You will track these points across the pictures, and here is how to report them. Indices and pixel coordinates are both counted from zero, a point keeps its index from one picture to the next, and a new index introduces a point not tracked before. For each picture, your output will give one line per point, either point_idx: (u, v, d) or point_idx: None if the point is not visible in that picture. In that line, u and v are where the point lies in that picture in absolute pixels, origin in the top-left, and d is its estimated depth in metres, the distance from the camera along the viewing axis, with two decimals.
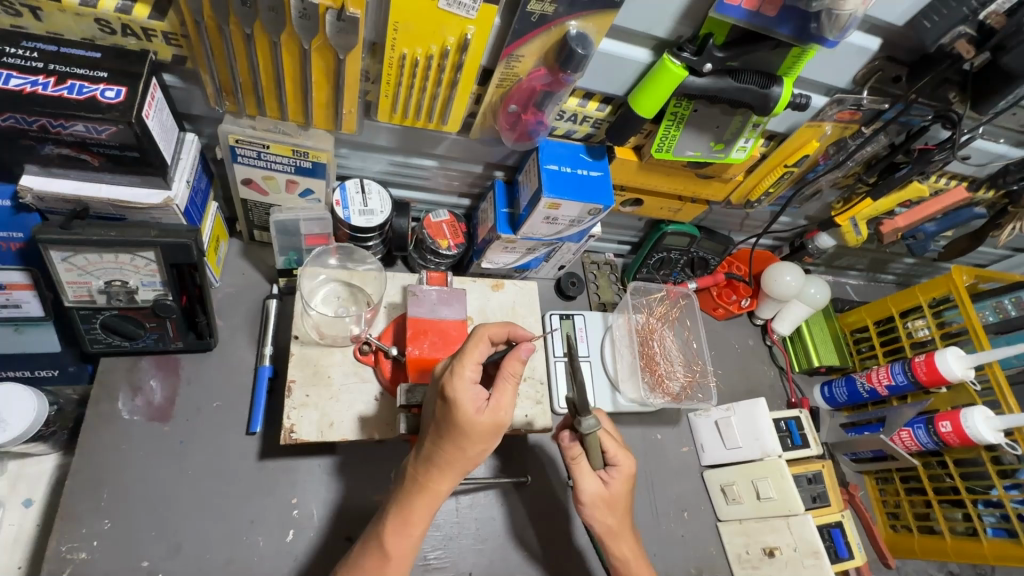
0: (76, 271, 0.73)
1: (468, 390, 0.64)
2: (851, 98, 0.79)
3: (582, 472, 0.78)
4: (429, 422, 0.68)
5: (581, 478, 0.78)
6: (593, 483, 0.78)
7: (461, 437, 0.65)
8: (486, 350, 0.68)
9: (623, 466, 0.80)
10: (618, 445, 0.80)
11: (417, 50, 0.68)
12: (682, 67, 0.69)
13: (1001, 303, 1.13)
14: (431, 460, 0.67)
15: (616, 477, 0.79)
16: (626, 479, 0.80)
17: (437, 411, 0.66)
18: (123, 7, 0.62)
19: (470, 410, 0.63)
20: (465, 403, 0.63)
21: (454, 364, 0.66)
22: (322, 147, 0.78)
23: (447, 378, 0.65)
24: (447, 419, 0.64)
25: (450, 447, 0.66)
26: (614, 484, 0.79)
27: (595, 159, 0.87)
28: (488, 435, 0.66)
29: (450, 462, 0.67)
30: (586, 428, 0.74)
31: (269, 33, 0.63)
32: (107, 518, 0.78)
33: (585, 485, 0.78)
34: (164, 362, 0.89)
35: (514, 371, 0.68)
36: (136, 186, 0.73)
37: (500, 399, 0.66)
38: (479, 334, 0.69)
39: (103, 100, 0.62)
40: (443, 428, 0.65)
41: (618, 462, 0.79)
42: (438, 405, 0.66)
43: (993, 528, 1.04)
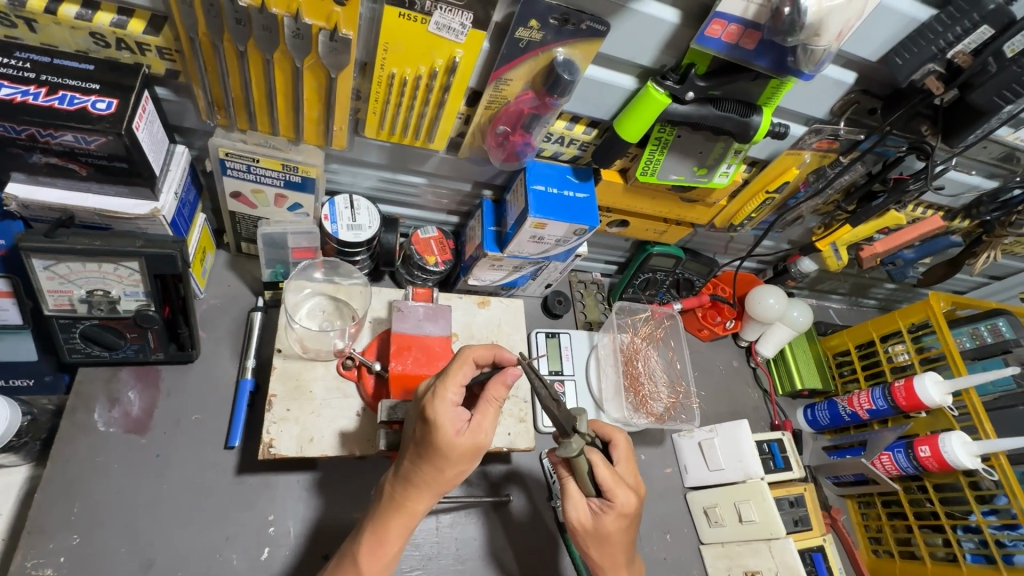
0: (57, 279, 0.72)
1: (448, 411, 0.64)
2: (829, 128, 0.83)
3: (570, 496, 0.77)
4: (408, 442, 0.68)
5: (567, 501, 0.77)
6: (580, 509, 0.77)
7: (439, 459, 0.64)
8: (469, 373, 0.68)
9: (619, 503, 0.75)
10: (615, 479, 0.75)
11: (407, 71, 0.69)
12: (665, 95, 0.72)
13: (977, 330, 1.15)
14: (409, 480, 0.67)
15: (608, 512, 0.75)
16: (619, 516, 0.75)
17: (417, 430, 0.66)
18: (118, 22, 0.63)
19: (449, 431, 0.64)
20: (445, 425, 0.64)
21: (436, 386, 0.66)
22: (312, 162, 0.79)
23: (429, 399, 0.65)
24: (426, 440, 0.64)
25: (428, 468, 0.65)
26: (605, 518, 0.76)
27: (581, 180, 0.89)
28: (468, 457, 0.66)
29: (428, 483, 0.66)
30: (567, 450, 0.73)
31: (262, 50, 0.64)
32: (77, 533, 0.76)
33: (572, 510, 0.77)
34: (144, 373, 0.88)
35: (496, 394, 0.68)
36: (123, 196, 0.73)
37: (481, 421, 0.66)
38: (463, 356, 0.69)
39: (94, 111, 0.63)
40: (422, 449, 0.65)
41: (615, 499, 0.75)
42: (418, 425, 0.66)
43: (973, 554, 1.04)
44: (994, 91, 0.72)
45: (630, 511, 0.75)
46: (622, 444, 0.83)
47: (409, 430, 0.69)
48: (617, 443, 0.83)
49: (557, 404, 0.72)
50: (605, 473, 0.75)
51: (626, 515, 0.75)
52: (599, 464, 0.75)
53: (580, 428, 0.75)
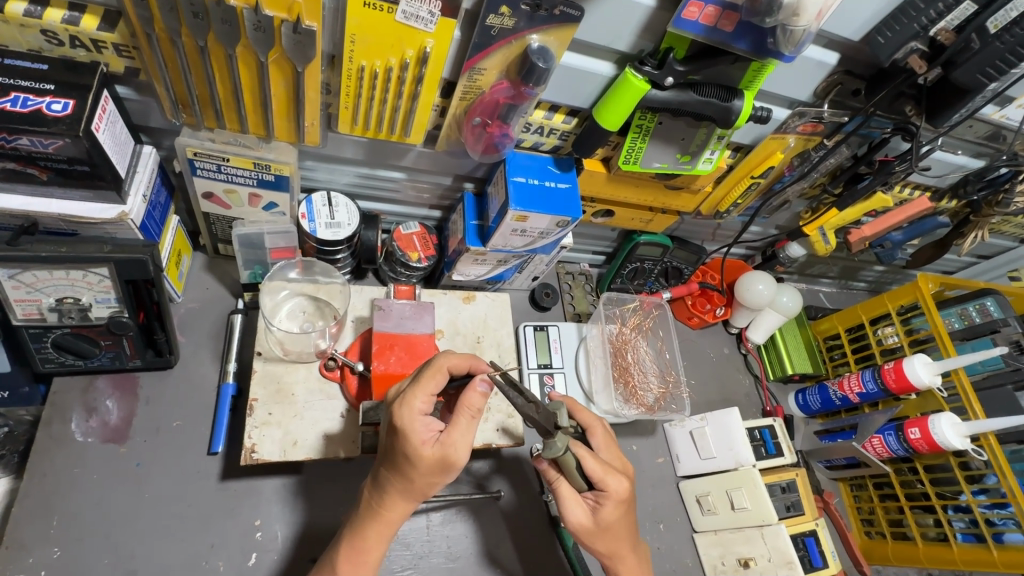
0: (24, 288, 0.70)
1: (415, 420, 0.63)
2: (812, 111, 0.81)
3: (565, 498, 0.76)
4: (382, 450, 0.67)
5: (564, 503, 0.76)
6: (580, 508, 0.76)
7: (408, 466, 0.63)
8: (439, 380, 0.67)
9: (613, 491, 0.74)
10: (603, 468, 0.74)
11: (375, 62, 0.67)
12: (644, 81, 0.70)
13: (966, 310, 1.15)
14: (382, 487, 0.66)
15: (605, 503, 0.74)
16: (616, 502, 0.74)
17: (388, 439, 0.65)
18: (69, 19, 0.60)
19: (414, 441, 0.62)
20: (410, 431, 0.63)
21: (406, 392, 0.65)
22: (284, 159, 0.77)
23: (396, 406, 0.65)
24: (395, 448, 0.64)
25: (399, 475, 0.64)
26: (603, 510, 0.74)
27: (562, 171, 0.87)
28: (436, 468, 0.63)
29: (399, 491, 0.65)
30: (553, 452, 0.71)
31: (223, 45, 0.62)
32: (57, 546, 0.74)
33: (570, 511, 0.76)
34: (121, 381, 0.86)
35: (470, 404, 0.64)
36: (88, 201, 0.71)
37: (452, 433, 0.64)
38: (437, 364, 0.68)
39: (49, 113, 0.61)
40: (392, 456, 0.64)
41: (606, 487, 0.73)
42: (388, 433, 0.65)
43: (963, 534, 1.05)
44: (978, 68, 0.70)
45: (625, 496, 0.74)
46: (601, 430, 0.82)
47: (382, 438, 0.68)
48: (595, 431, 0.82)
49: (536, 406, 0.71)
50: (593, 464, 0.73)
51: (622, 501, 0.74)
52: (586, 456, 0.73)
53: (560, 425, 0.74)
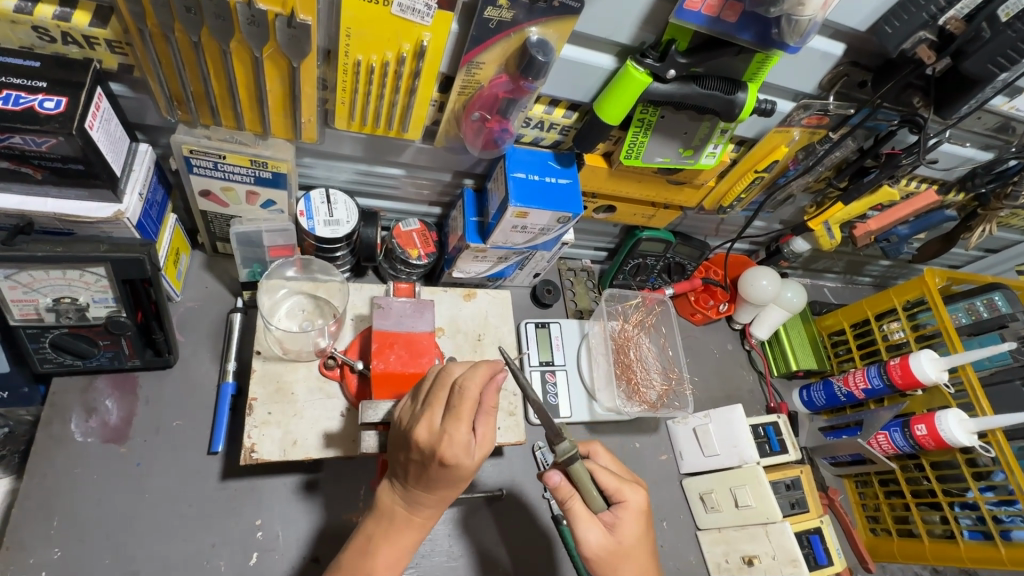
0: (21, 289, 0.70)
1: (468, 450, 0.62)
2: (818, 103, 0.79)
3: (581, 519, 0.72)
4: (414, 475, 0.65)
5: (580, 524, 0.72)
6: (597, 529, 0.72)
7: (457, 482, 0.65)
8: (475, 407, 0.64)
9: (631, 502, 0.75)
10: (618, 480, 0.76)
11: (372, 57, 0.66)
12: (646, 74, 0.68)
13: (973, 305, 1.13)
14: (423, 502, 0.67)
15: (625, 517, 0.74)
16: (633, 517, 0.74)
17: (430, 469, 0.63)
18: (61, 14, 0.59)
19: (471, 463, 0.63)
20: (462, 461, 0.62)
21: (448, 428, 0.62)
22: (281, 156, 0.76)
23: (441, 444, 0.61)
24: (449, 477, 0.63)
25: (445, 490, 0.66)
26: (622, 527, 0.73)
27: (564, 166, 0.86)
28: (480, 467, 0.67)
29: (441, 500, 0.67)
30: (562, 454, 0.71)
31: (217, 40, 0.61)
32: (57, 546, 0.74)
33: (586, 533, 0.72)
34: (121, 381, 0.85)
35: (494, 406, 0.65)
36: (84, 200, 0.70)
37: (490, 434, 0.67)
38: (467, 390, 0.63)
39: (41, 111, 0.60)
40: (435, 481, 0.64)
41: (623, 498, 0.75)
42: (428, 465, 0.63)
43: (970, 531, 1.04)
44: (988, 58, 0.68)
45: (642, 507, 0.76)
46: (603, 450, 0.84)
47: (407, 462, 0.65)
48: (599, 452, 0.83)
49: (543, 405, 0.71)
50: (607, 476, 0.76)
51: (642, 514, 0.75)
52: (598, 470, 0.76)
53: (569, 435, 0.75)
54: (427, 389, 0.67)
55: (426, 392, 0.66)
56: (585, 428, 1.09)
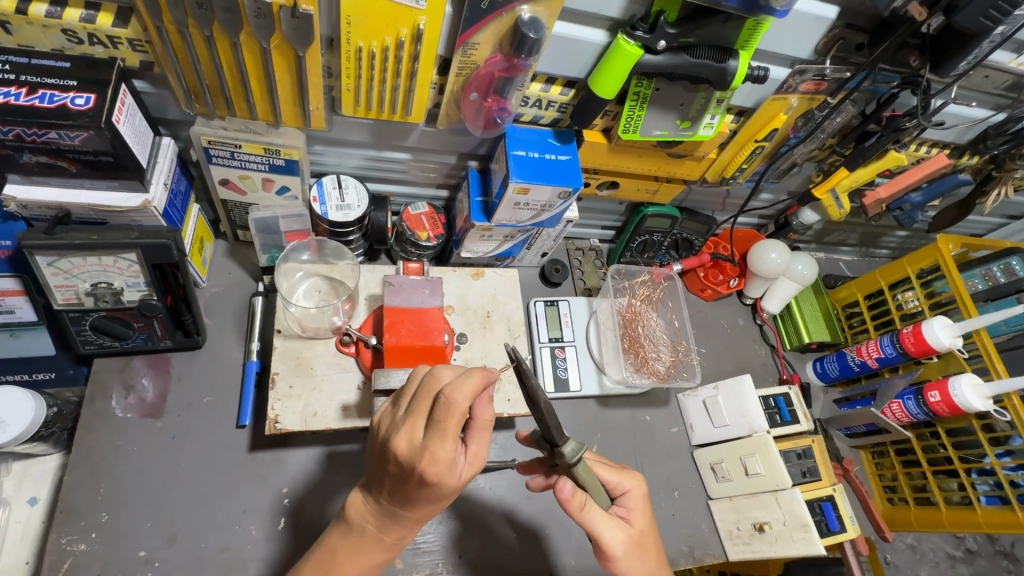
0: (62, 275, 0.76)
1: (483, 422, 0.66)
2: (813, 68, 0.79)
3: (600, 521, 0.72)
4: (391, 489, 0.64)
5: (603, 528, 0.72)
6: (616, 524, 0.73)
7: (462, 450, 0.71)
8: (463, 418, 0.60)
9: (633, 489, 0.78)
10: (616, 471, 0.79)
11: (372, 43, 0.69)
12: (637, 46, 0.70)
13: (990, 271, 1.12)
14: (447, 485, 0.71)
15: (632, 505, 0.77)
16: (639, 504, 0.78)
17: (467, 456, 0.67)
18: (87, 17, 0.64)
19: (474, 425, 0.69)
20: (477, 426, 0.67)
21: (431, 443, 0.59)
22: (293, 144, 0.80)
23: (422, 460, 0.59)
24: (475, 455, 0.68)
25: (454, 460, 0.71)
26: (635, 515, 0.77)
27: (563, 143, 0.88)
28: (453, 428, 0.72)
29: None
30: (573, 455, 0.69)
31: (228, 33, 0.65)
32: (104, 511, 0.81)
33: (608, 531, 0.72)
34: (155, 362, 0.92)
35: (483, 420, 0.64)
36: (115, 190, 0.75)
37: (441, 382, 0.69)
38: (456, 404, 0.59)
39: (73, 107, 0.65)
40: (413, 494, 0.62)
41: (627, 487, 0.78)
42: (407, 480, 0.62)
43: (987, 496, 1.04)
44: (980, 11, 0.68)
45: (644, 492, 0.79)
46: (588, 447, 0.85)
47: (385, 475, 0.64)
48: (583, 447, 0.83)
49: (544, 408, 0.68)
50: (606, 470, 0.79)
51: (645, 499, 0.79)
52: (596, 467, 0.78)
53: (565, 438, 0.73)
54: (413, 394, 0.64)
55: (411, 399, 0.63)
56: (595, 402, 1.12)
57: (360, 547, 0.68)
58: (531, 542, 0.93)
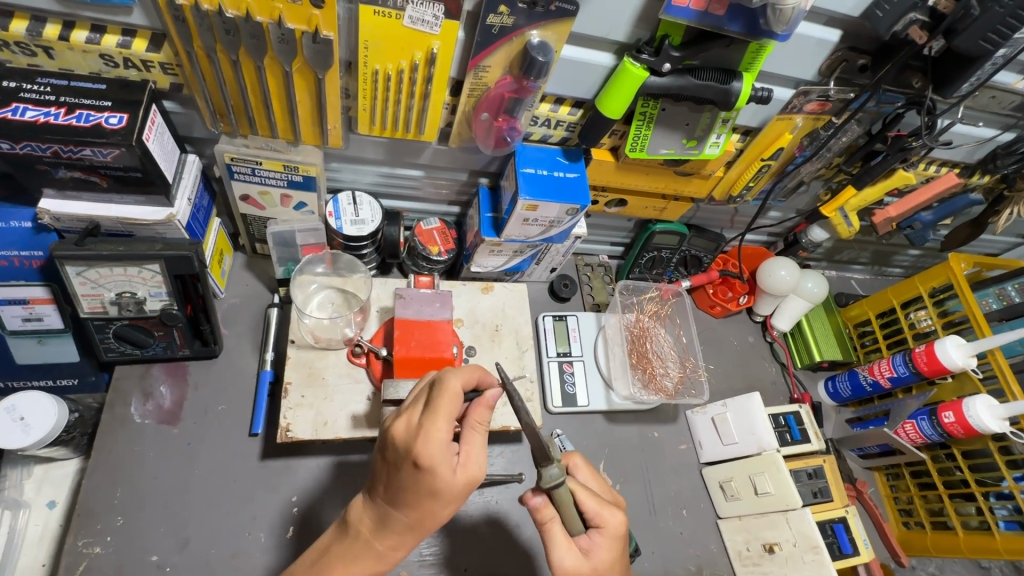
0: (89, 284, 0.79)
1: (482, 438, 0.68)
2: (817, 89, 0.81)
3: (556, 543, 0.74)
4: (387, 485, 0.66)
5: (555, 547, 0.73)
6: (572, 553, 0.73)
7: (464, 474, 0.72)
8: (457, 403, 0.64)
9: (609, 526, 0.75)
10: (599, 502, 0.75)
11: (388, 66, 0.72)
12: (642, 68, 0.73)
13: (1004, 290, 1.11)
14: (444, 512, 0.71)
15: (601, 541, 0.74)
16: (611, 543, 0.74)
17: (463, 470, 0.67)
18: (123, 43, 0.69)
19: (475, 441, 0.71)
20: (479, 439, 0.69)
21: (425, 423, 0.62)
22: (311, 161, 0.84)
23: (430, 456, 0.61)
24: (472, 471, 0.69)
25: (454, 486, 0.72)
26: (597, 551, 0.74)
27: (572, 161, 0.90)
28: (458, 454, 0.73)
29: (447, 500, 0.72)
30: (549, 480, 0.70)
31: (253, 58, 0.69)
32: (120, 515, 0.83)
33: (560, 553, 0.73)
34: (173, 370, 0.94)
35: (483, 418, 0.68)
36: (142, 204, 0.79)
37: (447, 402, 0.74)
38: (450, 383, 0.64)
39: (107, 126, 0.69)
40: (416, 492, 0.64)
41: (602, 522, 0.75)
42: (412, 480, 0.63)
43: (1006, 522, 1.01)
44: (979, 35, 0.69)
45: (619, 532, 0.76)
46: (586, 465, 0.84)
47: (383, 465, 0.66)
48: (581, 466, 0.83)
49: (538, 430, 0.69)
50: (588, 499, 0.75)
51: (618, 539, 0.75)
52: (580, 493, 0.75)
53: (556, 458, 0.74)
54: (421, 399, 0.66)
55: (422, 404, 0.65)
56: (603, 418, 1.12)
57: (351, 545, 0.69)
58: (538, 556, 0.93)
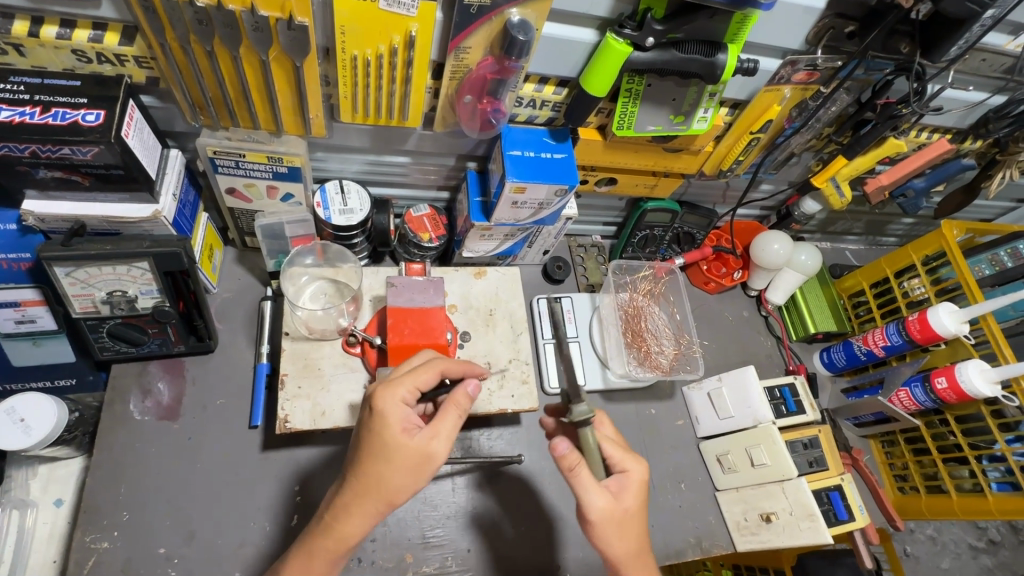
0: (79, 284, 0.79)
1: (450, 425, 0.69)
2: (805, 58, 0.80)
3: (586, 486, 0.73)
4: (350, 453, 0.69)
5: (585, 491, 0.72)
6: (601, 495, 0.73)
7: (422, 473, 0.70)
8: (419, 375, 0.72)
9: (634, 472, 0.76)
10: (622, 450, 0.78)
11: (366, 51, 0.71)
12: (626, 44, 0.71)
13: (997, 255, 1.11)
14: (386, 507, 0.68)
15: (627, 487, 0.75)
16: (636, 489, 0.76)
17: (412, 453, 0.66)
18: (94, 37, 0.68)
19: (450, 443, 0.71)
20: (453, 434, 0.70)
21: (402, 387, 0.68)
22: (295, 151, 0.83)
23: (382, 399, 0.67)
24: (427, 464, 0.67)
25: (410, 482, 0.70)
26: (626, 495, 0.75)
27: (559, 141, 0.90)
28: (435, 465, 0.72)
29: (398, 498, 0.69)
30: (579, 416, 0.74)
31: (228, 48, 0.68)
32: (126, 510, 0.84)
33: (590, 498, 0.72)
34: (170, 366, 0.95)
35: (460, 402, 0.70)
36: (126, 202, 0.79)
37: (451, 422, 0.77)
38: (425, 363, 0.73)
39: (84, 124, 0.68)
40: (368, 450, 0.66)
41: (628, 468, 0.76)
42: (365, 425, 0.68)
43: (998, 483, 1.03)
44: None
45: (644, 480, 0.77)
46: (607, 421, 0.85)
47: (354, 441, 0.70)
48: (604, 421, 0.84)
49: None
50: (611, 446, 0.78)
51: (642, 485, 0.76)
52: (604, 439, 0.78)
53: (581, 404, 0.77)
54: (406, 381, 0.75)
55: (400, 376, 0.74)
56: (600, 397, 1.13)
57: None
58: (540, 534, 0.94)
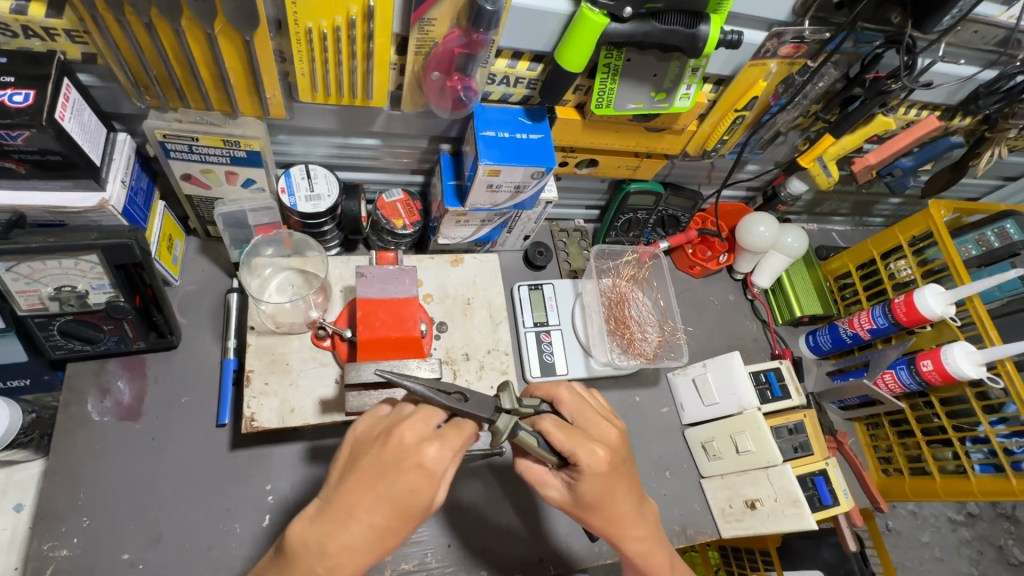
0: (23, 280, 0.74)
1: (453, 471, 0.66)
2: (792, 30, 0.76)
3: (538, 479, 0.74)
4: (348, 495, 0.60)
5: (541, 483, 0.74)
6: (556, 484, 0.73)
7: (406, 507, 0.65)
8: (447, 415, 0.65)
9: (585, 463, 0.68)
10: (571, 439, 0.68)
11: (322, 23, 0.65)
12: (602, 15, 0.67)
13: (984, 235, 1.09)
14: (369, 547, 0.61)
15: (580, 478, 0.69)
16: (594, 475, 0.69)
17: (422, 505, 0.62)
18: (17, 8, 0.62)
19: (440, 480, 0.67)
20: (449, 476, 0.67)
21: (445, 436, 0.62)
22: (253, 134, 0.77)
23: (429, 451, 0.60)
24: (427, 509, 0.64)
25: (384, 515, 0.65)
26: (580, 484, 0.70)
27: (535, 121, 0.85)
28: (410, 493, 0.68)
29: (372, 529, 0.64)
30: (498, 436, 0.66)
31: (168, 20, 0.62)
32: (86, 516, 0.80)
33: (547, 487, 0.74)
34: (131, 363, 0.90)
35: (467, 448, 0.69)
36: (68, 190, 0.73)
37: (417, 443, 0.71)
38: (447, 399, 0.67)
39: (12, 105, 0.62)
40: (388, 499, 0.59)
41: (577, 460, 0.68)
42: (390, 472, 0.59)
43: (981, 465, 1.02)
44: None
45: (603, 468, 0.69)
46: (568, 396, 0.75)
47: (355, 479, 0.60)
48: (564, 399, 0.75)
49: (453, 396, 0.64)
50: (558, 437, 0.69)
51: (598, 474, 0.69)
52: (545, 429, 0.69)
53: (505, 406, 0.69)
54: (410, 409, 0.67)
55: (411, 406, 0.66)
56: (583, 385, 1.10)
57: None
58: (522, 527, 0.92)
